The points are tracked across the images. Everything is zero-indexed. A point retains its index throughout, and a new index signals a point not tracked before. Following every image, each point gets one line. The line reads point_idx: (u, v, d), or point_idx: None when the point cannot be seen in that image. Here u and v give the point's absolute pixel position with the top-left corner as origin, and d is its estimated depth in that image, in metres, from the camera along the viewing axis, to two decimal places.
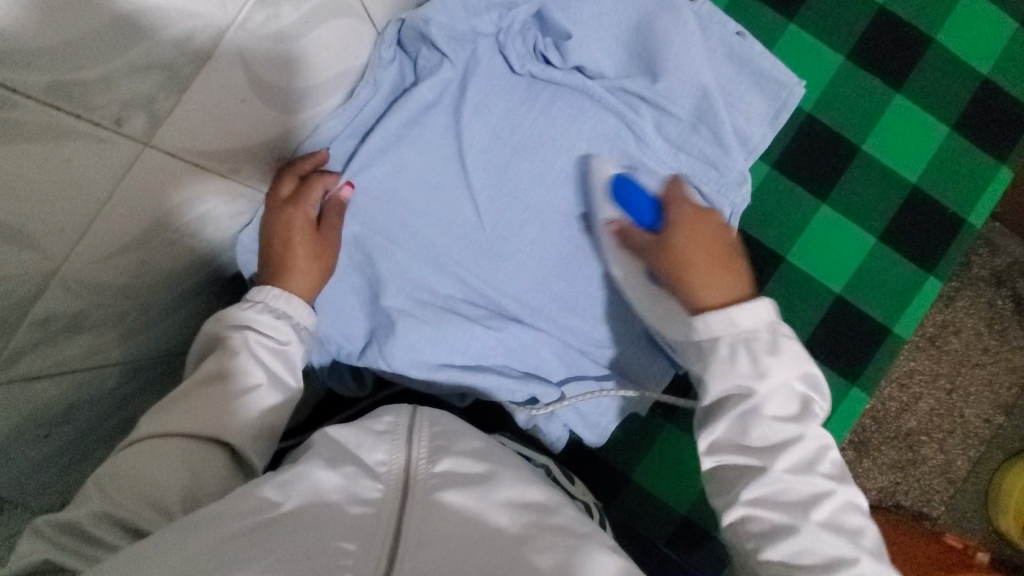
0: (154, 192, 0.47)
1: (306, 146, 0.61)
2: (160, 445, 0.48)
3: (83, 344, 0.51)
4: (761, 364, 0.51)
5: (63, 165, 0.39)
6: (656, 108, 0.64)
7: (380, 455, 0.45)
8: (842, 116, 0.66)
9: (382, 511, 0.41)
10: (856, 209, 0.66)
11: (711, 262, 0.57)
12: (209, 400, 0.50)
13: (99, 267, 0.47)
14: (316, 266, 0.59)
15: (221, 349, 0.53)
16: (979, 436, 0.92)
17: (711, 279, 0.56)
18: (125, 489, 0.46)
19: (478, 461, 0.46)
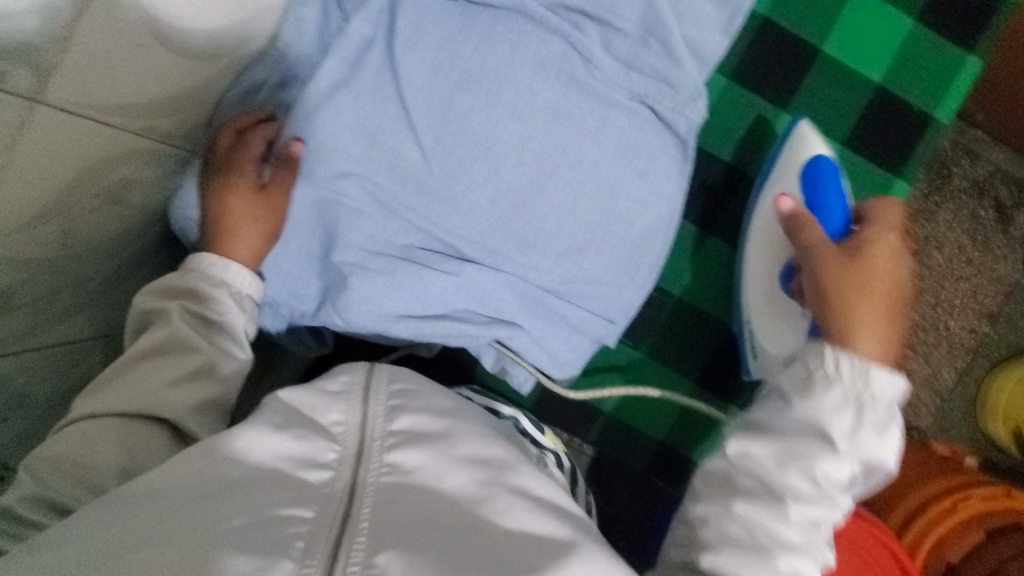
0: (59, 155, 0.44)
1: (229, 98, 0.58)
2: (104, 418, 0.47)
3: (23, 322, 0.49)
4: (884, 392, 0.48)
5: None
6: (602, 25, 0.60)
7: (335, 415, 0.44)
8: (799, 17, 0.63)
9: (338, 477, 0.39)
10: (818, 116, 0.63)
11: (868, 295, 0.51)
12: (148, 376, 0.49)
13: (18, 242, 0.44)
14: (251, 232, 0.56)
15: (158, 323, 0.51)
16: (965, 346, 0.91)
17: (857, 323, 0.50)
18: (60, 466, 0.45)
19: (437, 419, 0.45)
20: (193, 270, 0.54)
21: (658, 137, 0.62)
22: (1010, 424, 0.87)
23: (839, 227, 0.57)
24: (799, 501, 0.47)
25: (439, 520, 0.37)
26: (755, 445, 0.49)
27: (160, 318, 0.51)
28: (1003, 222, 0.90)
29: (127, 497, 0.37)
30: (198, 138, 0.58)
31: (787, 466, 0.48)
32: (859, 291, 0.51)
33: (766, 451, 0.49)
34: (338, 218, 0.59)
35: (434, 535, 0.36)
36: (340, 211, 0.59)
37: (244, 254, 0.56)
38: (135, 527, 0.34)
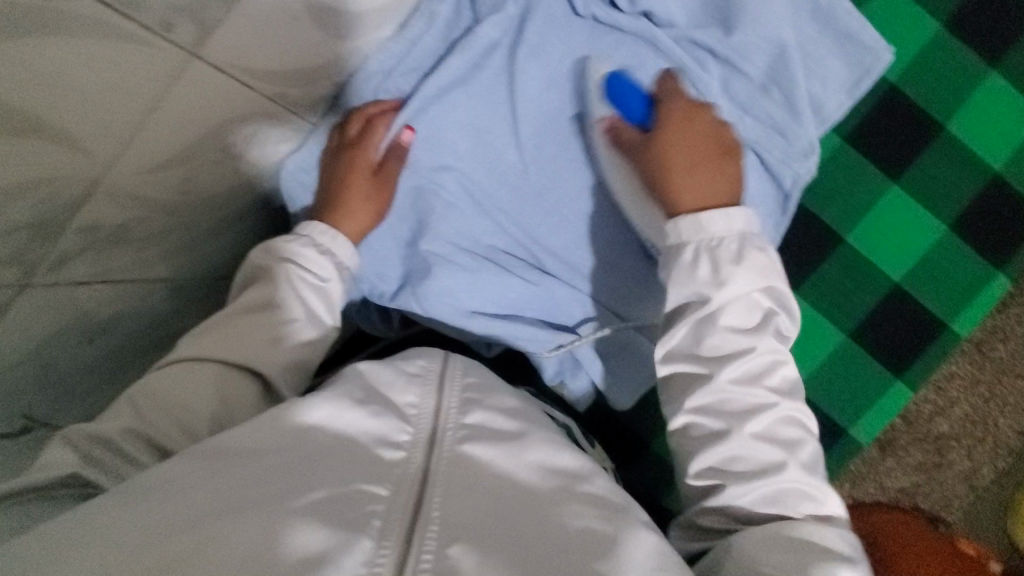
0: (198, 109, 0.46)
1: (353, 81, 0.60)
2: (204, 364, 0.49)
3: (125, 257, 0.52)
4: (746, 283, 0.50)
5: (119, 70, 0.38)
6: (724, 63, 0.60)
7: (409, 399, 0.45)
8: (930, 90, 0.60)
9: (410, 459, 0.40)
10: (931, 194, 0.61)
11: (693, 162, 0.55)
12: (250, 329, 0.51)
13: (142, 181, 0.47)
14: (365, 211, 0.58)
15: (266, 277, 0.53)
16: (1008, 447, 0.87)
17: (690, 186, 0.54)
18: (160, 406, 0.47)
19: (511, 418, 0.46)
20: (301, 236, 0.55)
21: (766, 188, 0.60)
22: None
23: (638, 115, 0.58)
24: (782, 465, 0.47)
25: (506, 513, 0.37)
26: (705, 424, 0.49)
27: (264, 277, 0.53)
28: None
29: (215, 451, 0.38)
30: (315, 108, 0.59)
31: (755, 435, 0.48)
32: (717, 157, 0.55)
33: (726, 423, 0.49)
34: (434, 210, 0.61)
35: (502, 531, 0.36)
36: (434, 202, 0.61)
37: (354, 230, 0.58)
38: (229, 484, 0.35)
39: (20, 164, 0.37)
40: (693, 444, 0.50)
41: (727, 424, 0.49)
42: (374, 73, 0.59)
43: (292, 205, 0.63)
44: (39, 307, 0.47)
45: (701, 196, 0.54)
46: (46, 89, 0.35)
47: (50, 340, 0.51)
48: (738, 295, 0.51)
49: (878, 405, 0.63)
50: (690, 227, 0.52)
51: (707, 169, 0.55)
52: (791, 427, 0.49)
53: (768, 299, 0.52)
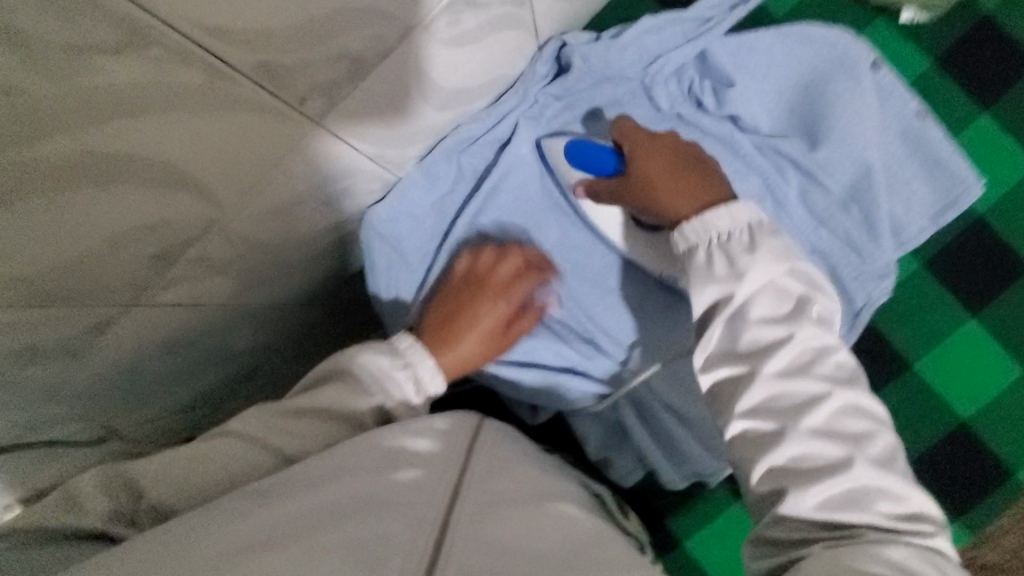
0: (308, 166, 0.51)
1: (443, 145, 0.63)
2: (261, 438, 0.48)
3: (215, 286, 0.56)
4: (766, 269, 0.47)
5: (254, 138, 0.42)
6: (805, 174, 0.61)
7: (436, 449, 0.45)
8: (1021, 229, 0.58)
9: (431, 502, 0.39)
10: (1012, 335, 0.58)
11: (670, 171, 0.54)
12: (312, 423, 0.49)
13: (248, 223, 0.51)
14: (469, 343, 0.58)
15: (342, 375, 0.52)
16: None
17: (670, 189, 0.53)
18: (197, 478, 0.45)
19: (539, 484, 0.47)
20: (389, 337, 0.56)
21: None
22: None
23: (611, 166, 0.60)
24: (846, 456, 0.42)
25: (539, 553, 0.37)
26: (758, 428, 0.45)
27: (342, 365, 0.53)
28: None
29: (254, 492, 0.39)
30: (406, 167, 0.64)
31: (810, 427, 0.43)
32: (692, 164, 0.55)
33: (775, 430, 0.44)
34: None
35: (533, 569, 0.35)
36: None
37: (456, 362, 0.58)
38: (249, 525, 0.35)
39: (157, 207, 0.41)
40: (755, 451, 0.44)
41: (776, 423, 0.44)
42: (458, 142, 0.63)
43: (372, 250, 0.66)
44: (134, 322, 0.51)
45: (696, 197, 0.53)
46: (194, 148, 0.39)
47: (136, 350, 0.56)
48: (763, 283, 0.47)
49: None
50: (693, 227, 0.50)
51: (689, 177, 0.54)
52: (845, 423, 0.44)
53: (797, 282, 0.48)
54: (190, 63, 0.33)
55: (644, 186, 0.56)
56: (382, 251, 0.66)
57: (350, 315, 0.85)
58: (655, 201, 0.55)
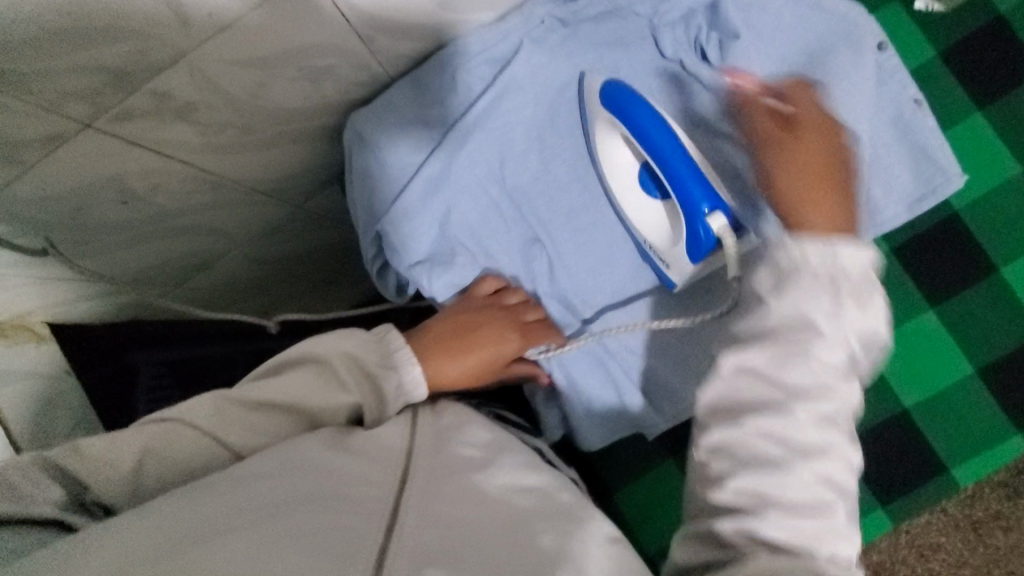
0: (290, 26, 0.50)
1: (439, 50, 0.62)
2: (209, 448, 0.51)
3: (181, 135, 0.55)
4: (869, 322, 0.46)
5: None
6: None
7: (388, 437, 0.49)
8: (992, 231, 0.58)
9: (380, 493, 0.42)
10: (965, 333, 0.58)
11: (816, 178, 0.54)
12: (279, 395, 0.52)
13: (220, 69, 0.50)
14: (470, 363, 0.62)
15: (298, 369, 0.53)
16: None
17: (815, 207, 0.53)
18: (162, 463, 0.50)
19: (482, 450, 0.50)
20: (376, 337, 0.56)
21: None
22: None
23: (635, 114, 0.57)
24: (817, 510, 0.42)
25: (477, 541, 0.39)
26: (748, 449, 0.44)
27: (325, 361, 0.53)
28: None
29: (199, 488, 0.42)
30: (398, 65, 0.63)
31: (814, 474, 0.42)
32: (839, 175, 0.55)
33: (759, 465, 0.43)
34: None
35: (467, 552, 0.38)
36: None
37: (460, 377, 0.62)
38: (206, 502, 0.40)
39: (122, 12, 0.40)
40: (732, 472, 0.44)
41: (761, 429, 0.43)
42: (464, 52, 0.61)
43: (348, 144, 0.65)
44: (91, 147, 0.51)
45: (829, 206, 0.53)
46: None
47: (91, 185, 0.55)
48: (806, 322, 0.45)
49: None
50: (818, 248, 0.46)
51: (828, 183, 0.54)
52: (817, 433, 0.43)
53: (866, 345, 0.46)
54: None
55: (795, 193, 0.54)
56: (360, 153, 0.63)
57: (324, 227, 0.85)
58: (798, 215, 0.54)
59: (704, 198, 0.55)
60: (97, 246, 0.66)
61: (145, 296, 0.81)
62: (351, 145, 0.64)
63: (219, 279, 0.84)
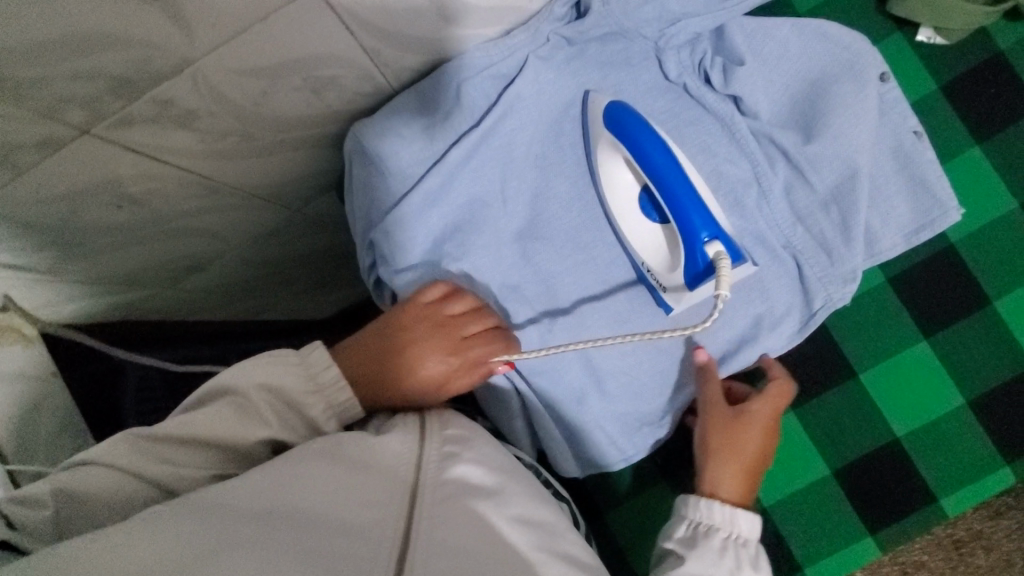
0: (295, 38, 0.49)
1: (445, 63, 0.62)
2: (122, 482, 0.50)
3: (181, 142, 0.54)
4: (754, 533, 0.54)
5: None
6: (794, 169, 0.60)
7: (392, 446, 0.48)
8: (987, 263, 0.59)
9: (388, 512, 0.43)
10: (957, 363, 0.59)
11: (733, 453, 0.57)
12: (196, 432, 0.51)
13: (223, 78, 0.49)
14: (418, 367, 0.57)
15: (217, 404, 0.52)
16: None
17: (727, 477, 0.56)
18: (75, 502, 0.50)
19: (490, 475, 0.49)
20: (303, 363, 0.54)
21: (791, 297, 0.60)
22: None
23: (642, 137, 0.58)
24: None
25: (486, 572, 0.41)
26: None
27: (242, 393, 0.52)
28: None
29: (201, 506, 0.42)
30: (402, 77, 0.62)
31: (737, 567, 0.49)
32: (742, 430, 0.57)
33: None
34: None
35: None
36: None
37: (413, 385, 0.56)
38: (216, 528, 0.39)
39: (128, 21, 0.40)
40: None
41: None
42: (470, 66, 0.61)
43: (349, 154, 0.64)
44: (90, 152, 0.50)
45: (741, 488, 0.56)
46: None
47: (86, 190, 0.54)
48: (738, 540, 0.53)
49: (839, 553, 0.59)
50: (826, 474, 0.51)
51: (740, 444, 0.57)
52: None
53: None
54: None
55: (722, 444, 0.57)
56: (362, 164, 0.63)
57: (320, 233, 0.84)
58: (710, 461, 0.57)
59: (704, 225, 0.56)
60: (89, 249, 0.65)
61: (135, 296, 0.80)
62: (353, 154, 0.64)
63: (211, 281, 0.83)
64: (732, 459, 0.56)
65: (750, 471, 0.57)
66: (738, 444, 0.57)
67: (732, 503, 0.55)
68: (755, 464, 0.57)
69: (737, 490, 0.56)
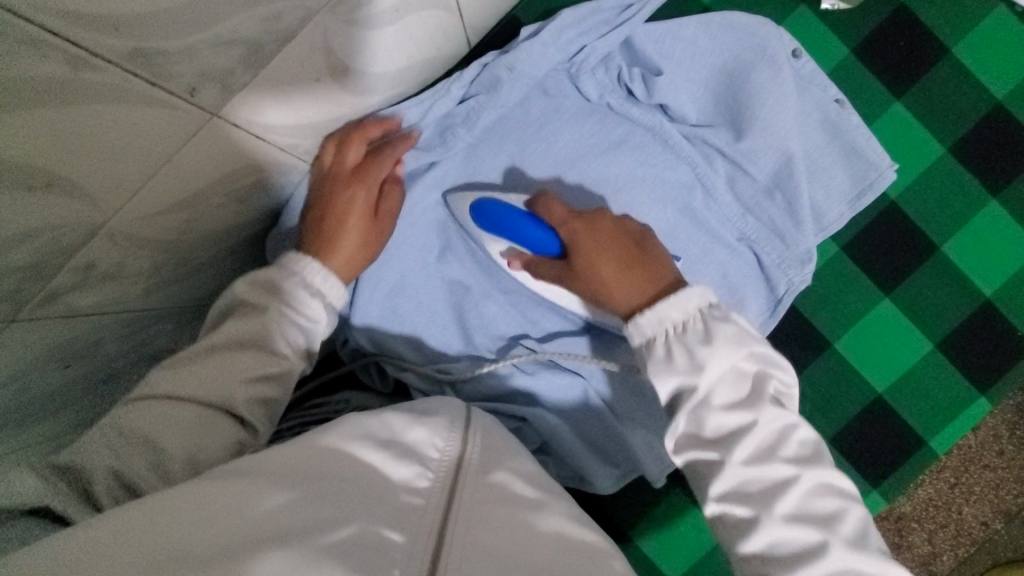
0: (208, 162, 0.47)
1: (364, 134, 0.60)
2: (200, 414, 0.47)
3: (115, 289, 0.51)
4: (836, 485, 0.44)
5: (144, 132, 0.39)
6: (731, 163, 0.61)
7: (433, 440, 0.42)
8: (928, 211, 0.62)
9: (428, 505, 0.37)
10: (920, 311, 0.62)
11: (621, 265, 0.52)
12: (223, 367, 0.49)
13: (140, 224, 0.47)
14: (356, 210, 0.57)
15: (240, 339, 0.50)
16: (971, 536, 0.90)
17: (619, 287, 0.52)
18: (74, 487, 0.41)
19: (530, 487, 0.44)
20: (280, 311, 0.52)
21: (755, 287, 0.62)
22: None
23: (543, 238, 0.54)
24: (769, 500, 0.42)
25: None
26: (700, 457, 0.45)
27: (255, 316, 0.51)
28: None
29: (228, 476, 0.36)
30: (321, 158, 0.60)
31: (784, 514, 0.41)
32: (633, 249, 0.52)
33: (755, 509, 0.42)
34: (417, 268, 0.62)
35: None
36: (412, 272, 0.62)
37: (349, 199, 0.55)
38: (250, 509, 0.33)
39: (30, 218, 0.37)
40: (702, 481, 0.45)
41: (718, 456, 0.44)
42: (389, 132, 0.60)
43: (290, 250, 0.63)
44: (25, 339, 0.46)
45: (639, 294, 0.51)
46: (66, 147, 0.35)
47: (29, 366, 0.51)
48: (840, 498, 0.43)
49: None
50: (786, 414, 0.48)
51: (636, 271, 0.52)
52: (794, 442, 0.44)
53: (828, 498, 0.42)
54: (45, 54, 0.29)
55: (596, 284, 0.52)
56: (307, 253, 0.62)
57: None
58: (605, 298, 0.53)
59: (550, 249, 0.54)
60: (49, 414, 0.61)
61: None
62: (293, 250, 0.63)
63: None
64: (579, 275, 0.53)
65: (624, 264, 0.52)
66: (589, 280, 0.53)
67: (659, 298, 0.50)
68: (611, 263, 0.52)
69: (637, 294, 0.51)
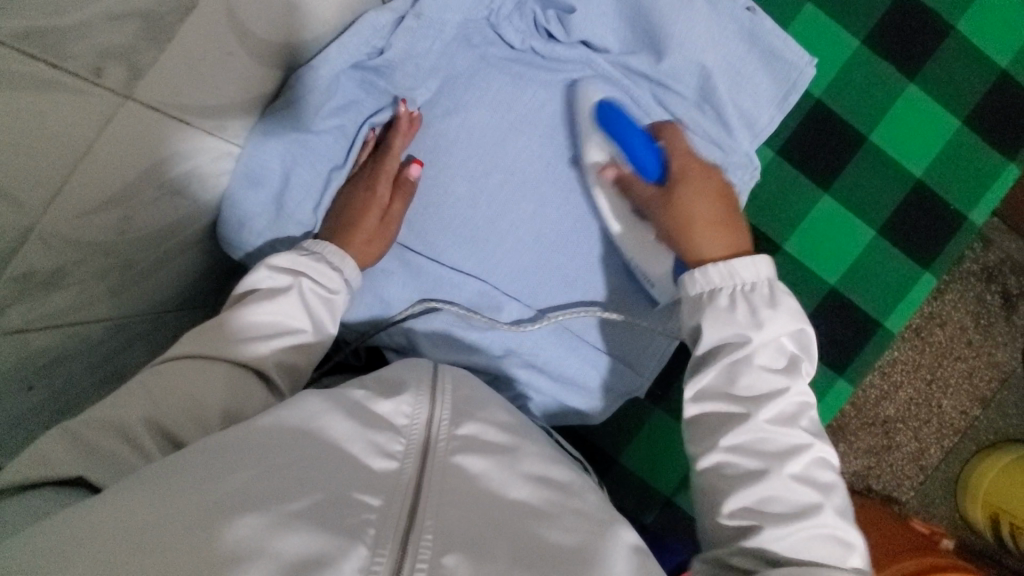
0: (127, 153, 0.46)
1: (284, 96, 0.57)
2: (199, 367, 0.48)
3: (67, 298, 0.50)
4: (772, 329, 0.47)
5: (57, 119, 0.39)
6: (659, 87, 0.62)
7: (401, 407, 0.42)
8: (852, 104, 0.64)
9: (403, 469, 0.38)
10: (859, 201, 0.64)
11: (715, 212, 0.53)
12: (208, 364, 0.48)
13: (72, 224, 0.45)
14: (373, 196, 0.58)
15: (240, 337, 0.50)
16: (954, 427, 0.91)
17: (707, 229, 0.52)
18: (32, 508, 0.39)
19: (503, 433, 0.44)
20: (302, 318, 0.52)
21: None
22: (988, 509, 0.84)
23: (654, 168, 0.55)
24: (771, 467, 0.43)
25: (495, 529, 0.36)
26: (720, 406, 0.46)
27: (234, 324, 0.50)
28: (1008, 309, 0.90)
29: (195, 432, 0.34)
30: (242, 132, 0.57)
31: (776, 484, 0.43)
32: (729, 210, 0.54)
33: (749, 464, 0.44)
34: None
35: (498, 537, 0.35)
36: None
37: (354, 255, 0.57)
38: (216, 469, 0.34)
39: None
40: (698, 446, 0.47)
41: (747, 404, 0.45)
42: (309, 88, 0.56)
43: (231, 249, 0.62)
44: None
45: (725, 243, 0.52)
46: None
47: None
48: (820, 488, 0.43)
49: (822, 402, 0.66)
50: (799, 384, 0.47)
51: (726, 227, 0.53)
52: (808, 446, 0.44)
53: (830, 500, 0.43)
54: None
55: (675, 215, 0.53)
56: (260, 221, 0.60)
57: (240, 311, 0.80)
58: (687, 235, 0.53)
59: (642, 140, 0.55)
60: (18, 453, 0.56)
61: None
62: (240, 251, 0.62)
63: None
64: (696, 227, 0.52)
65: (718, 220, 0.53)
66: (681, 206, 0.53)
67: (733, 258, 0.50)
68: (709, 208, 0.53)
69: (715, 246, 0.51)
